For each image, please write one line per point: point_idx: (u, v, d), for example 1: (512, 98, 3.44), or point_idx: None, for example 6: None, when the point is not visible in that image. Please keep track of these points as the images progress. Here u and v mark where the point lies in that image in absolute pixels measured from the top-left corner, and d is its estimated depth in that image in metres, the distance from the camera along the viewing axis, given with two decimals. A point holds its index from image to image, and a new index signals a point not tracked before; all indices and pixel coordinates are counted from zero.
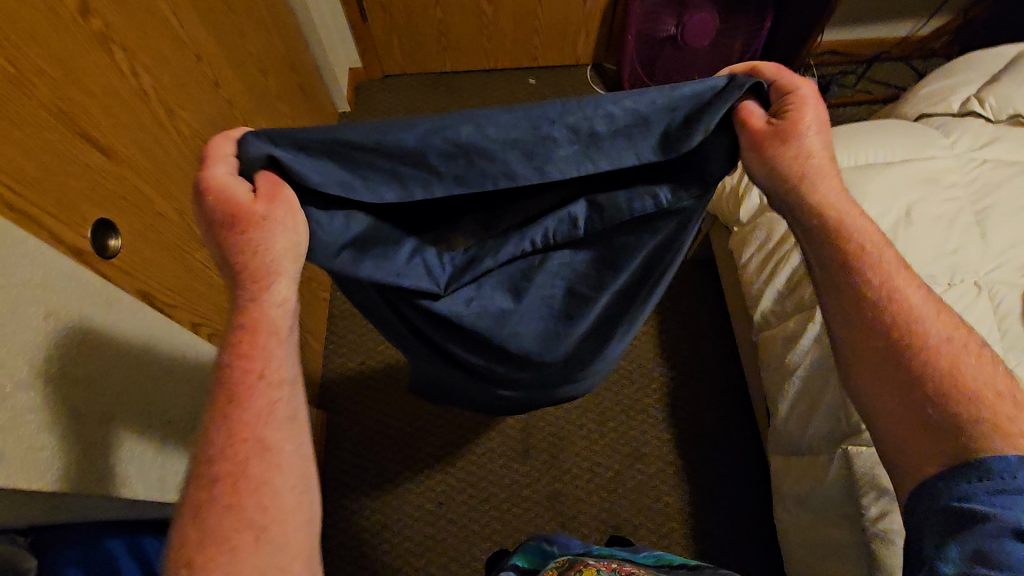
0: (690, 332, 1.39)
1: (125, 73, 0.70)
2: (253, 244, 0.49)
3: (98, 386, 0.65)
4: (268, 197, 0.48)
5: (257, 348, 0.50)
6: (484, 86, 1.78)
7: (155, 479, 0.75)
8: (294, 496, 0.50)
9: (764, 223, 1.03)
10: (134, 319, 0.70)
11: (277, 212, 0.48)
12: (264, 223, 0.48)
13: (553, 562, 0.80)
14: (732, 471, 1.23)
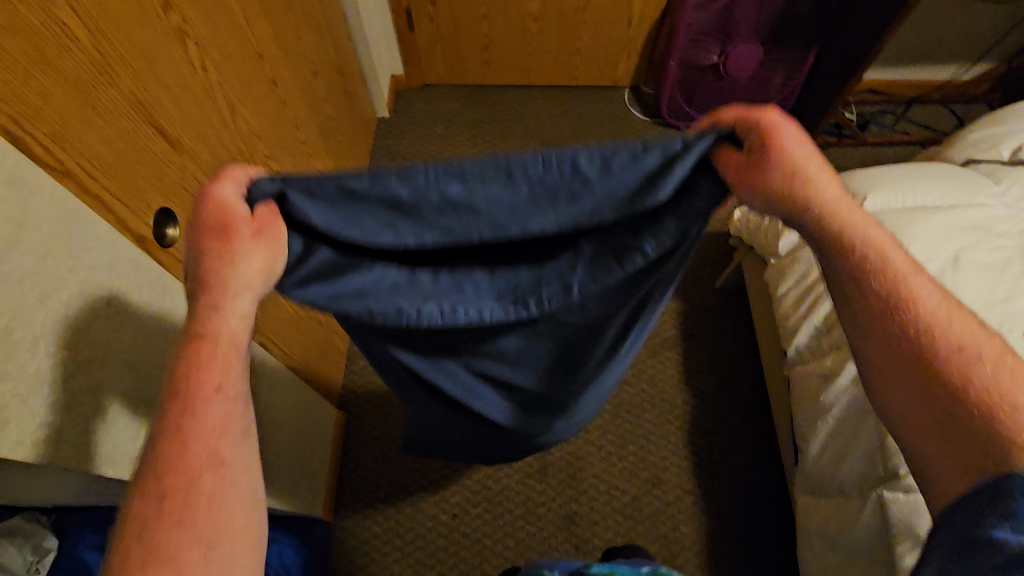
0: (714, 361, 1.38)
1: (195, 68, 0.72)
2: (228, 261, 0.47)
3: (133, 356, 0.61)
4: (257, 225, 0.47)
5: (216, 359, 0.47)
6: (522, 100, 1.80)
7: (120, 455, 0.60)
8: (243, 501, 0.46)
9: (803, 257, 1.03)
10: (160, 294, 0.65)
11: (265, 243, 0.47)
12: (246, 243, 0.46)
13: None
14: (753, 505, 1.21)
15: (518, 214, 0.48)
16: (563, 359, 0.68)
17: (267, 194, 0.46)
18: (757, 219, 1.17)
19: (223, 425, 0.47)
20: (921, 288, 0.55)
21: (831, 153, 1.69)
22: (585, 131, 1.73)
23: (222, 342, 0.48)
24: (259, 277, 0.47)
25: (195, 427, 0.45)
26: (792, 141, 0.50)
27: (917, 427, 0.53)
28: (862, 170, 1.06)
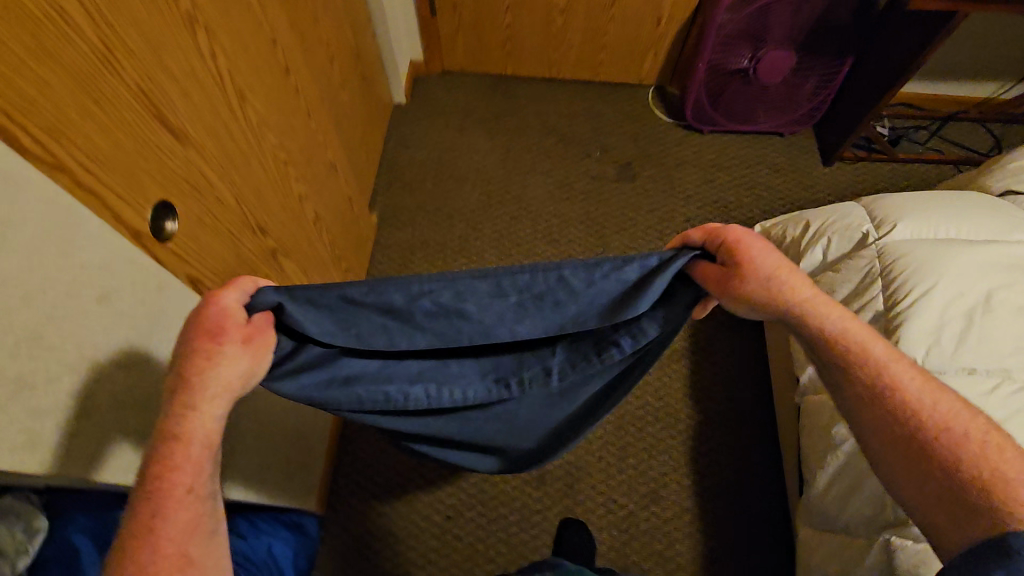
0: (721, 378, 1.35)
1: (204, 55, 0.69)
2: (208, 366, 0.48)
3: (125, 355, 0.59)
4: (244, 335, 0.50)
5: (188, 463, 0.48)
6: (543, 94, 1.75)
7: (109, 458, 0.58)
8: None
9: (824, 281, 0.98)
10: (153, 293, 0.63)
11: (255, 350, 0.51)
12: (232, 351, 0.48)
13: None
14: (753, 528, 1.18)
15: (501, 318, 0.56)
16: (545, 419, 0.76)
17: (268, 305, 0.50)
18: (780, 237, 1.13)
19: (193, 527, 0.48)
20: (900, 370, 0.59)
21: (858, 167, 1.63)
22: (605, 130, 1.69)
23: (194, 446, 0.48)
24: (239, 383, 0.50)
25: (163, 533, 0.46)
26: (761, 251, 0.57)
27: (909, 488, 0.58)
28: (895, 194, 1.01)
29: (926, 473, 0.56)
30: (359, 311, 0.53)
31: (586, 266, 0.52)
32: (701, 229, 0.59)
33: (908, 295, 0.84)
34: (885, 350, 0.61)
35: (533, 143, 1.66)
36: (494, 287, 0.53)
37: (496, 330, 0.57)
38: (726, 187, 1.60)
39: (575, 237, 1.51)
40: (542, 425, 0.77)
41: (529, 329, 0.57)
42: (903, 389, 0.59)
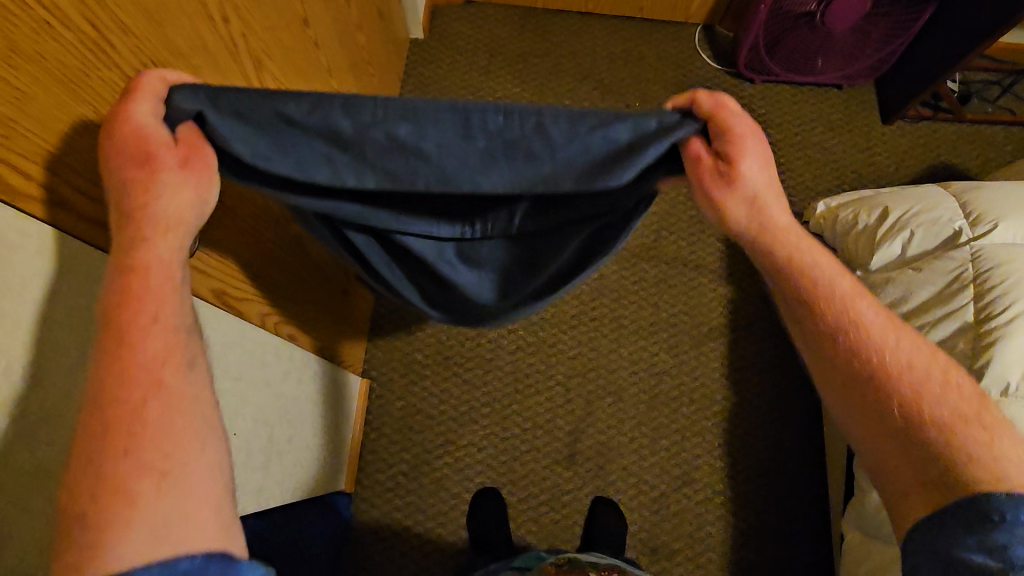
0: (758, 359, 1.29)
1: (217, 21, 0.56)
2: (145, 188, 0.42)
3: None
4: (181, 154, 0.43)
5: (147, 288, 0.42)
6: (577, 31, 1.56)
7: None
8: (199, 428, 0.42)
9: (901, 280, 0.89)
10: None
11: (196, 172, 0.44)
12: (172, 167, 0.43)
13: (554, 560, 0.88)
14: (783, 511, 1.18)
15: (459, 162, 0.47)
16: (512, 276, 0.70)
17: (188, 113, 0.43)
18: (849, 222, 1.03)
19: (168, 355, 0.42)
20: (871, 307, 0.54)
21: (921, 129, 1.49)
22: (646, 77, 1.52)
23: (152, 271, 0.43)
24: (189, 210, 0.45)
25: (130, 356, 0.41)
26: (745, 145, 0.52)
27: (863, 433, 0.51)
28: (989, 183, 0.93)
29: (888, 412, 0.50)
30: (303, 137, 0.45)
31: (565, 114, 0.45)
32: (695, 95, 0.52)
33: (1007, 312, 0.78)
34: (871, 307, 0.54)
35: (566, 91, 1.50)
36: (456, 123, 0.45)
37: (452, 178, 0.48)
38: (775, 149, 1.47)
39: None
40: (507, 285, 0.72)
41: (493, 183, 0.48)
42: (883, 351, 0.52)
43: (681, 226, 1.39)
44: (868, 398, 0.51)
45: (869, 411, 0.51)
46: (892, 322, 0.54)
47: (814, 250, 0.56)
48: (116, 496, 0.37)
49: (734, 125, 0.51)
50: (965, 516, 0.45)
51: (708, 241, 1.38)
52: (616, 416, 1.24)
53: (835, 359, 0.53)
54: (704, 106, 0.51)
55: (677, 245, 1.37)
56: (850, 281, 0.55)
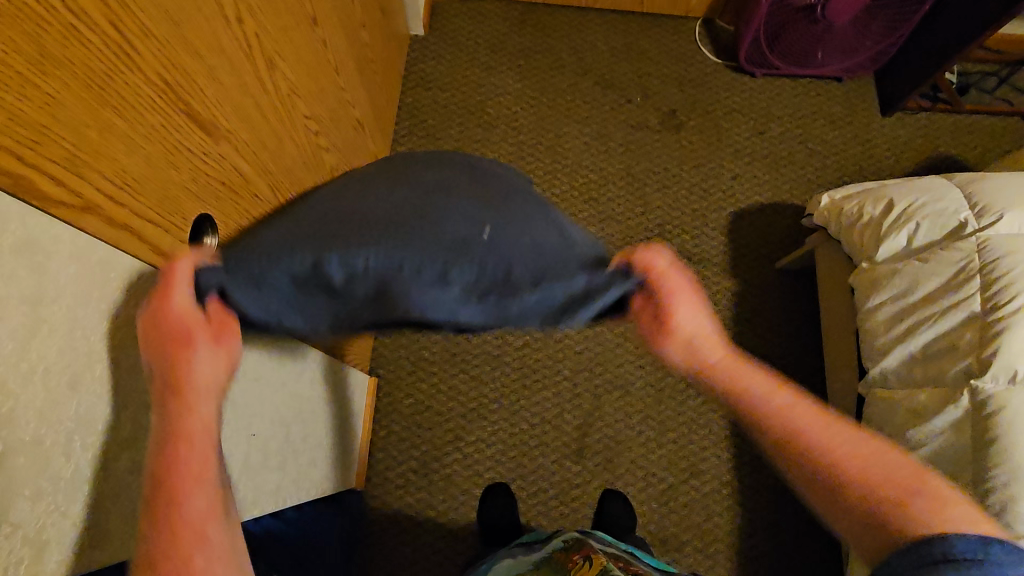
0: (763, 352, 1.30)
1: (232, 21, 0.56)
2: (185, 365, 0.44)
3: None
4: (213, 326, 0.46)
5: (193, 451, 0.43)
6: (578, 25, 1.56)
7: None
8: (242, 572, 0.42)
9: (907, 271, 0.91)
10: None
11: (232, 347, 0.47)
12: (208, 341, 0.45)
13: (562, 539, 0.85)
14: (789, 500, 1.20)
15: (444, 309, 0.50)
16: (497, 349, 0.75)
17: (211, 288, 0.46)
18: (853, 214, 1.03)
19: (211, 510, 0.43)
20: (809, 410, 0.55)
21: (920, 120, 1.50)
22: (647, 72, 1.52)
23: (196, 436, 0.44)
24: (223, 379, 0.46)
25: (178, 512, 0.41)
26: (677, 291, 0.55)
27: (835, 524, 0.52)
28: (994, 174, 0.93)
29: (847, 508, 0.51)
30: (306, 292, 0.49)
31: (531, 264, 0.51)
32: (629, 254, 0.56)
33: (1014, 301, 0.79)
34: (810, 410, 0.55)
35: (567, 86, 1.50)
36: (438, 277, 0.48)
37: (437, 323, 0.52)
38: (776, 142, 1.47)
39: (614, 197, 1.41)
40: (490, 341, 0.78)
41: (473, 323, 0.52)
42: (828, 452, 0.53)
43: (684, 221, 1.40)
44: (831, 504, 0.52)
45: (840, 513, 0.52)
46: (831, 423, 0.55)
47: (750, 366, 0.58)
48: None
49: (665, 274, 0.55)
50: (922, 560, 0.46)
51: (712, 235, 1.39)
52: (623, 410, 1.25)
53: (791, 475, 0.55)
54: (639, 263, 0.55)
55: (681, 239, 1.38)
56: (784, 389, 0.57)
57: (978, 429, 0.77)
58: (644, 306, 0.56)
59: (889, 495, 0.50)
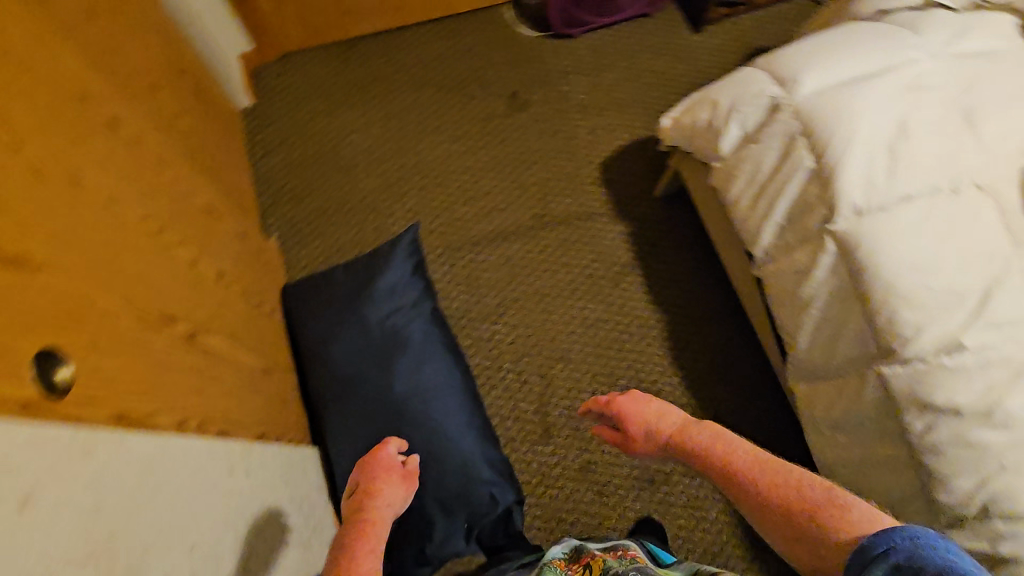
0: (674, 276, 1.37)
1: (5, 151, 0.55)
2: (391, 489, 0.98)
3: (84, 546, 0.49)
4: (411, 472, 1.00)
5: (375, 486, 0.95)
6: (399, 45, 1.59)
7: None
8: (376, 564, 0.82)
9: (750, 154, 1.01)
10: (94, 463, 0.52)
11: (407, 485, 0.98)
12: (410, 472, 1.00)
13: (561, 551, 0.90)
14: (744, 395, 1.27)
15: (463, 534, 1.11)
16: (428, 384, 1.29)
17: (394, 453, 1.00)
18: (692, 124, 1.12)
19: (387, 505, 0.94)
20: (740, 459, 0.79)
21: (726, 26, 1.64)
22: (478, 66, 1.58)
23: (382, 466, 0.98)
24: (402, 498, 0.97)
25: (370, 509, 0.92)
26: (626, 402, 0.93)
27: (803, 557, 0.70)
28: (786, 46, 1.03)
29: (769, 529, 0.74)
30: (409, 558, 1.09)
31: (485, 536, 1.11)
32: (595, 399, 0.98)
33: (834, 149, 0.88)
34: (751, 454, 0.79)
35: (410, 103, 1.53)
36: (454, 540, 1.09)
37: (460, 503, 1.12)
38: (615, 88, 1.56)
39: (491, 189, 1.45)
40: None
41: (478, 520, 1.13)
42: (768, 502, 0.74)
43: (561, 187, 1.45)
44: (786, 537, 0.71)
45: (791, 541, 0.71)
46: (752, 464, 0.78)
47: (698, 428, 0.85)
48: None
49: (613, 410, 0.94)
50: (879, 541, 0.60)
51: (590, 189, 1.46)
52: (573, 377, 1.28)
53: (756, 518, 0.76)
54: (597, 404, 0.96)
55: (565, 203, 1.44)
56: (723, 448, 0.81)
57: (849, 264, 0.86)
58: (621, 419, 0.93)
59: (813, 504, 0.70)
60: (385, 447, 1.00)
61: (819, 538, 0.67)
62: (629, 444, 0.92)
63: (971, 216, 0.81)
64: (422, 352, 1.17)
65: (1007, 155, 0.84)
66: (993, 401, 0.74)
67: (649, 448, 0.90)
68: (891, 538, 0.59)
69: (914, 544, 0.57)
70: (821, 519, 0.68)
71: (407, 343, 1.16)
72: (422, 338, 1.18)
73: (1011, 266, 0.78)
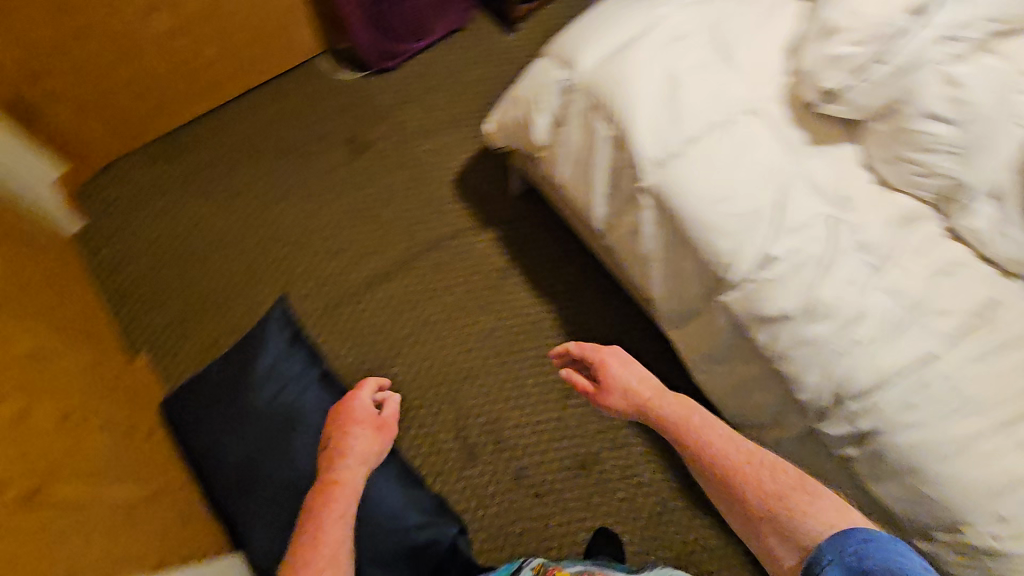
0: (552, 266, 1.41)
1: None
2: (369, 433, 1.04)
3: None
4: (386, 420, 1.06)
5: (346, 436, 1.01)
6: (224, 125, 1.56)
7: None
8: (344, 511, 0.90)
9: (563, 139, 1.05)
10: None
11: (380, 435, 1.02)
12: (384, 423, 1.05)
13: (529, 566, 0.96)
14: (646, 355, 1.32)
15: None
16: None
17: (365, 403, 1.07)
18: (509, 125, 1.16)
19: (363, 450, 1.00)
20: (720, 445, 0.87)
21: (535, 21, 1.71)
22: (310, 123, 1.57)
23: (351, 419, 1.04)
24: (379, 443, 1.02)
25: (342, 456, 0.98)
26: (613, 368, 1.00)
27: (751, 527, 0.82)
28: (562, 31, 1.08)
29: (732, 501, 0.84)
30: None
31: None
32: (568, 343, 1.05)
33: (621, 114, 0.94)
34: (736, 444, 0.87)
35: (250, 178, 1.50)
36: None
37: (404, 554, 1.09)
38: (449, 106, 1.59)
39: (354, 237, 1.44)
40: None
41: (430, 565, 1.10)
42: (738, 487, 0.83)
43: (421, 215, 1.47)
44: (740, 512, 0.83)
45: (745, 518, 0.83)
46: (726, 440, 0.87)
47: (684, 415, 0.92)
48: (319, 525, 0.87)
49: (604, 372, 1.00)
50: (840, 542, 0.72)
51: (450, 208, 1.47)
52: (484, 392, 1.29)
53: (716, 491, 0.86)
54: (574, 350, 1.04)
55: (429, 229, 1.45)
56: (697, 418, 0.91)
57: (667, 214, 0.91)
58: (601, 370, 1.01)
59: (786, 492, 0.80)
60: (357, 400, 1.07)
61: (783, 518, 0.78)
62: (604, 398, 1.00)
63: (750, 140, 0.88)
64: (321, 418, 1.14)
65: (763, 75, 0.92)
66: (811, 300, 0.81)
67: (620, 404, 0.97)
68: (846, 541, 0.71)
69: (866, 547, 0.69)
70: (788, 498, 0.79)
71: (302, 415, 1.14)
72: (317, 404, 1.16)
73: (792, 176, 0.86)
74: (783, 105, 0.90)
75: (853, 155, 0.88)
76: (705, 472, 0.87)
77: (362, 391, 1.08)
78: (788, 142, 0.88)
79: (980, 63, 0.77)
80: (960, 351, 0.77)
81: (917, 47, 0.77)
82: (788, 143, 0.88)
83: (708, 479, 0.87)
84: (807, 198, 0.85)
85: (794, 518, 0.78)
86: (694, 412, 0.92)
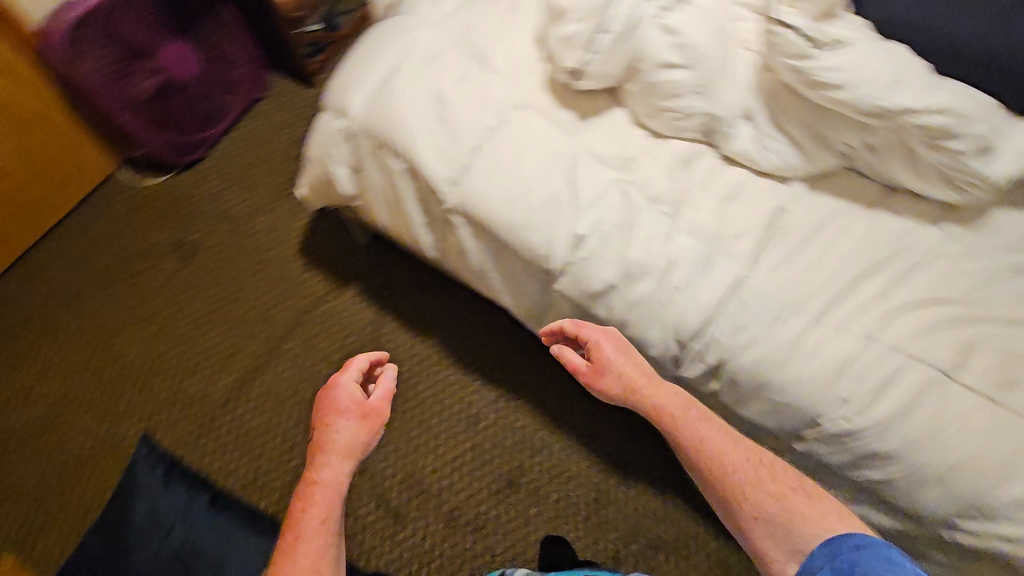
0: (420, 301, 1.38)
1: None
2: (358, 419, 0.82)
3: None
4: (378, 405, 0.84)
5: (328, 427, 0.81)
6: (35, 273, 1.44)
7: None
8: (329, 529, 0.74)
9: (366, 184, 1.03)
10: None
11: (370, 426, 0.82)
12: (374, 409, 0.83)
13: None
14: (536, 353, 1.32)
15: None
16: None
17: (349, 389, 0.84)
18: (316, 186, 1.13)
19: (352, 443, 0.80)
20: (730, 452, 0.78)
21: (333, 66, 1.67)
22: (129, 241, 1.47)
23: (331, 408, 0.83)
24: (368, 435, 0.81)
25: (323, 456, 0.79)
26: (611, 353, 0.86)
27: (744, 532, 0.75)
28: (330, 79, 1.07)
29: (721, 501, 0.77)
30: None
31: None
32: (564, 320, 0.90)
33: (404, 145, 0.93)
34: (743, 449, 0.78)
35: (81, 318, 1.39)
36: None
37: None
38: (268, 178, 1.53)
39: (212, 341, 1.35)
40: None
41: None
42: (742, 494, 0.75)
43: (274, 295, 1.40)
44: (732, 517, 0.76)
45: (740, 527, 0.76)
46: (726, 436, 0.79)
47: (695, 420, 0.81)
48: (297, 546, 0.72)
49: (601, 354, 0.86)
50: (831, 547, 0.67)
51: (302, 277, 1.41)
52: (392, 449, 1.25)
53: (713, 494, 0.78)
54: (569, 326, 0.89)
55: (287, 306, 1.38)
56: (696, 412, 0.82)
57: (479, 227, 0.92)
58: (594, 351, 0.87)
59: (791, 501, 0.74)
60: (341, 380, 0.85)
61: (777, 518, 0.73)
62: (598, 380, 0.87)
63: (528, 133, 0.90)
64: (224, 546, 1.05)
65: (520, 69, 0.94)
66: (627, 264, 0.85)
67: (615, 388, 0.85)
68: (838, 547, 0.66)
69: (857, 553, 0.64)
70: (785, 500, 0.74)
71: (201, 552, 1.04)
72: (216, 534, 1.07)
73: (574, 155, 0.89)
74: (549, 90, 0.93)
75: (624, 118, 0.92)
76: (706, 477, 0.78)
77: (349, 367, 0.86)
78: (563, 125, 0.91)
79: (689, 8, 0.83)
80: (761, 266, 0.84)
81: (629, 9, 0.81)
82: (564, 126, 0.91)
83: (707, 483, 0.78)
84: (593, 170, 0.88)
85: (789, 520, 0.73)
86: (703, 416, 0.81)
